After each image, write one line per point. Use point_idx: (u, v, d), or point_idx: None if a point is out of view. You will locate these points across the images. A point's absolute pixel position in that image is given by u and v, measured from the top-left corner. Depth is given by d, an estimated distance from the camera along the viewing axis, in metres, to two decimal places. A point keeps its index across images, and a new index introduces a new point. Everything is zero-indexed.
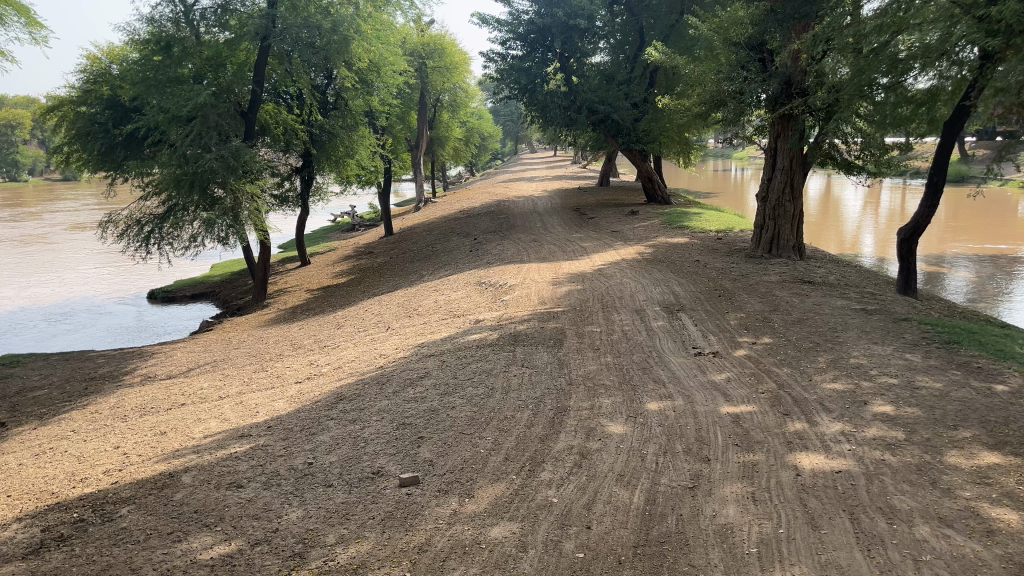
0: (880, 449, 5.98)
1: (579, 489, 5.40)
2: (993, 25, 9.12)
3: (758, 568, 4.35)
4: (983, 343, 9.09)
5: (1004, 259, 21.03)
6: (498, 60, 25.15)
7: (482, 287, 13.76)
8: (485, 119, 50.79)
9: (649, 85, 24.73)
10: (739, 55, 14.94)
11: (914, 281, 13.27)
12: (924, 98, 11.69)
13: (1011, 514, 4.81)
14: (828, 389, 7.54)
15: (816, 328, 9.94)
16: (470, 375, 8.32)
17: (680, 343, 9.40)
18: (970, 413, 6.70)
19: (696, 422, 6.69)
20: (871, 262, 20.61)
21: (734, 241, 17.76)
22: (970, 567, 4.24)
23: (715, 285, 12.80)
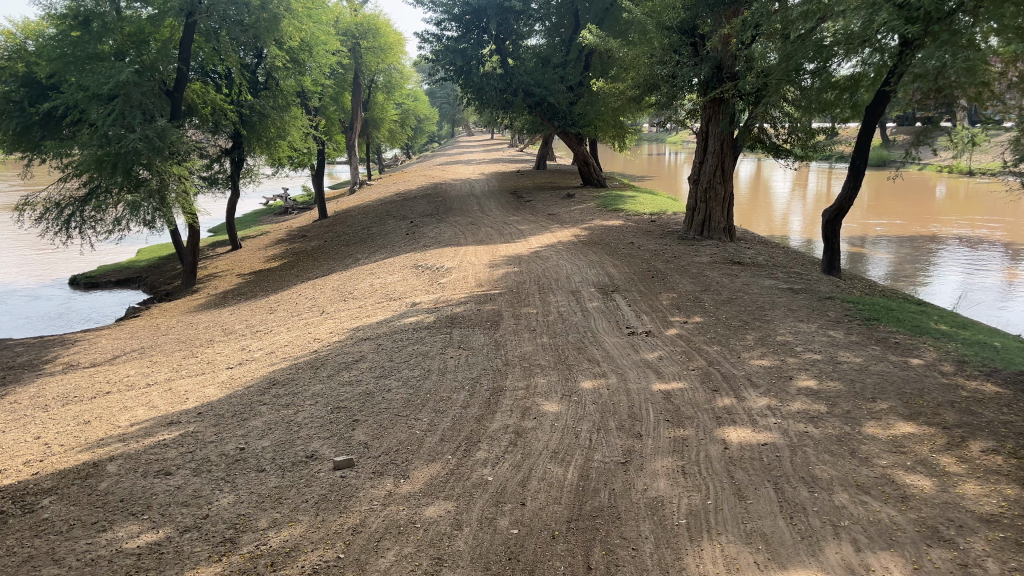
0: (803, 422, 6.19)
1: (514, 466, 5.46)
2: (913, 12, 9.51)
3: (687, 537, 4.48)
4: (900, 320, 9.49)
5: (922, 240, 21.93)
6: (433, 41, 24.67)
7: (419, 270, 13.72)
8: (421, 100, 50.40)
9: (585, 68, 25.15)
10: (671, 39, 15.20)
11: (838, 261, 13.71)
12: (847, 84, 12.05)
13: (924, 480, 5.05)
14: (755, 365, 7.78)
15: (744, 307, 10.22)
16: (406, 357, 8.28)
17: (614, 323, 9.54)
18: (887, 386, 6.99)
19: (629, 399, 6.83)
20: (799, 243, 21.24)
21: (667, 224, 18.06)
22: (885, 531, 4.43)
23: (648, 266, 13.01)
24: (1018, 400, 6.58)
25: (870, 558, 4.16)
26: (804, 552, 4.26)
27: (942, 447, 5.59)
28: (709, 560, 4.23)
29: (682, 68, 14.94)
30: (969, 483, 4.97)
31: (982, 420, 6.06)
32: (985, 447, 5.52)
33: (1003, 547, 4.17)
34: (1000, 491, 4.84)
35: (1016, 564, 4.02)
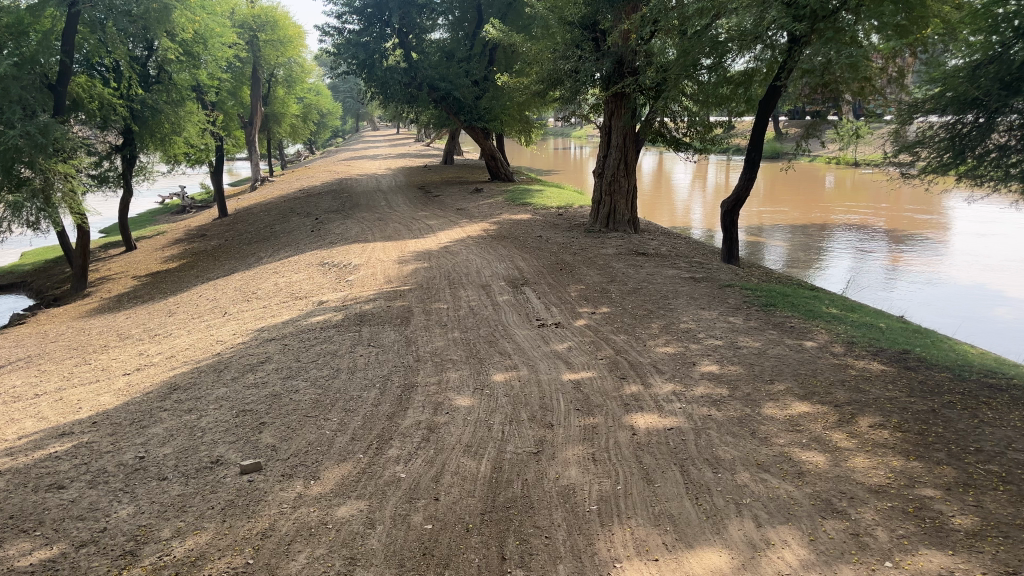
0: (707, 406, 6.42)
1: (427, 462, 5.44)
2: (800, 10, 9.96)
3: (599, 523, 4.57)
4: (794, 305, 9.94)
5: (814, 228, 22.95)
6: (334, 34, 24.20)
7: (326, 268, 13.46)
8: (323, 95, 49.34)
9: (489, 63, 25.23)
10: (573, 34, 15.41)
11: (737, 250, 14.20)
12: (741, 79, 12.54)
13: (818, 456, 5.32)
14: (661, 352, 7.99)
15: (649, 297, 10.48)
16: (314, 357, 8.12)
17: (524, 316, 9.62)
18: (784, 367, 7.32)
19: (540, 390, 6.91)
20: (700, 234, 21.88)
21: (573, 217, 18.33)
22: (783, 506, 4.64)
23: (556, 259, 13.16)
24: (902, 377, 7.00)
25: (770, 533, 4.35)
26: (709, 530, 4.41)
27: (834, 424, 5.89)
28: (620, 543, 4.33)
29: (585, 63, 15.20)
30: (858, 457, 5.25)
31: (869, 397, 6.42)
32: (873, 423, 5.85)
33: (891, 516, 4.41)
34: (887, 463, 5.13)
35: (903, 530, 4.24)
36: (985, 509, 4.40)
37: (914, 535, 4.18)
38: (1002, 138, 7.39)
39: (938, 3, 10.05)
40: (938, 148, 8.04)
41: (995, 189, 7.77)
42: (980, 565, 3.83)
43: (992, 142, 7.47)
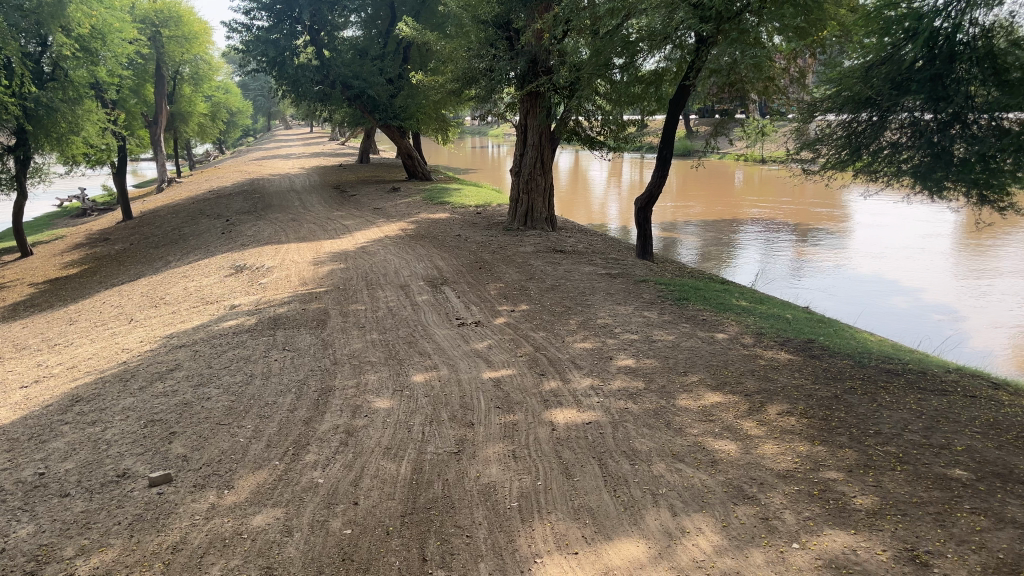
0: (624, 399, 6.54)
1: (345, 467, 5.36)
2: (706, 11, 10.25)
3: (519, 519, 4.60)
4: (706, 299, 10.23)
5: (724, 223, 23.64)
6: (242, 31, 23.51)
7: (238, 271, 13.10)
8: (232, 92, 47.97)
9: (403, 61, 25.04)
10: (487, 33, 15.43)
11: (651, 246, 14.50)
12: (652, 78, 12.83)
13: (729, 444, 5.50)
14: (579, 348, 8.10)
15: (567, 294, 10.60)
16: (226, 363, 7.89)
17: (444, 315, 9.59)
18: (697, 359, 7.53)
19: (460, 389, 6.90)
20: (616, 231, 22.22)
21: (491, 215, 18.37)
22: (698, 495, 4.78)
23: (475, 258, 13.16)
24: (807, 365, 7.30)
25: (686, 521, 4.46)
26: (627, 522, 4.50)
27: (745, 412, 6.09)
28: (540, 539, 4.37)
29: (499, 62, 15.25)
30: (767, 444, 5.45)
31: (778, 386, 6.67)
32: (781, 410, 6.07)
33: (798, 499, 4.59)
34: (794, 448, 5.34)
35: (809, 512, 4.42)
36: (884, 488, 4.62)
37: (820, 517, 4.36)
38: (894, 136, 7.67)
39: (834, 6, 10.50)
40: (836, 145, 8.33)
41: (888, 183, 7.96)
42: (880, 542, 4.02)
43: (885, 139, 7.74)
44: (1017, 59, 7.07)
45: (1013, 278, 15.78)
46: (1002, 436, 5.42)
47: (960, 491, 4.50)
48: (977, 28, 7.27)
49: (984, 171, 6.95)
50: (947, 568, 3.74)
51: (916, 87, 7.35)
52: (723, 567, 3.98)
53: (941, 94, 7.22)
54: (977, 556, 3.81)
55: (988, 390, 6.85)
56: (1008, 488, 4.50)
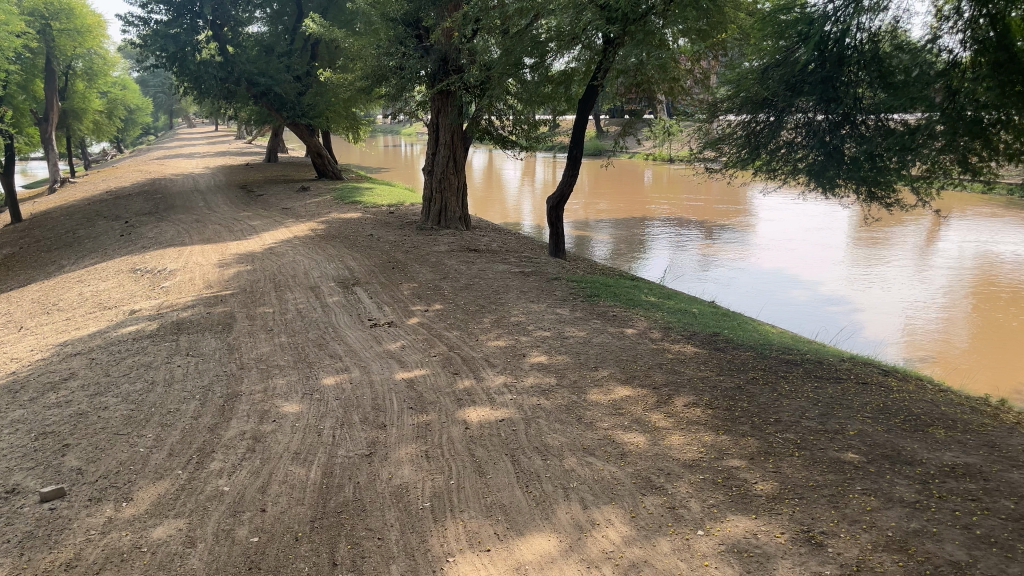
0: (536, 395, 6.60)
1: (252, 473, 5.22)
2: (613, 13, 10.44)
3: (432, 519, 4.58)
4: (616, 295, 10.44)
5: (635, 221, 24.13)
6: (139, 25, 22.49)
7: (138, 275, 12.57)
8: (130, 89, 46.02)
9: (311, 58, 24.56)
10: (396, 31, 15.29)
11: (563, 244, 14.64)
12: (561, 78, 12.98)
13: (638, 437, 5.62)
14: (492, 346, 8.12)
15: (481, 292, 10.62)
16: (125, 371, 7.56)
17: (355, 317, 9.45)
18: (607, 354, 7.66)
19: (372, 391, 6.82)
20: (530, 230, 22.35)
21: (405, 215, 18.23)
22: (607, 487, 4.86)
23: (387, 258, 13.02)
24: (712, 357, 7.53)
25: (595, 513, 4.54)
26: (538, 517, 4.54)
27: (653, 405, 6.24)
28: (452, 538, 4.36)
29: (409, 60, 15.13)
30: (674, 435, 5.59)
31: (684, 378, 6.86)
32: (688, 402, 6.25)
33: (703, 487, 4.73)
34: (700, 438, 5.50)
35: (713, 500, 4.57)
36: (782, 474, 4.81)
37: (723, 503, 4.51)
38: (790, 135, 8.00)
39: (734, 10, 10.86)
40: (736, 145, 8.53)
41: (785, 182, 8.29)
42: (778, 525, 4.18)
43: (782, 139, 8.06)
44: (902, 63, 7.45)
45: (902, 270, 16.66)
46: (892, 420, 5.72)
47: (852, 473, 4.73)
48: (864, 33, 7.67)
49: (872, 169, 7.31)
50: (840, 547, 3.91)
51: (809, 89, 7.73)
52: (631, 556, 4.06)
53: (831, 95, 7.60)
54: (868, 534, 3.99)
55: (878, 377, 7.23)
56: (896, 468, 4.75)
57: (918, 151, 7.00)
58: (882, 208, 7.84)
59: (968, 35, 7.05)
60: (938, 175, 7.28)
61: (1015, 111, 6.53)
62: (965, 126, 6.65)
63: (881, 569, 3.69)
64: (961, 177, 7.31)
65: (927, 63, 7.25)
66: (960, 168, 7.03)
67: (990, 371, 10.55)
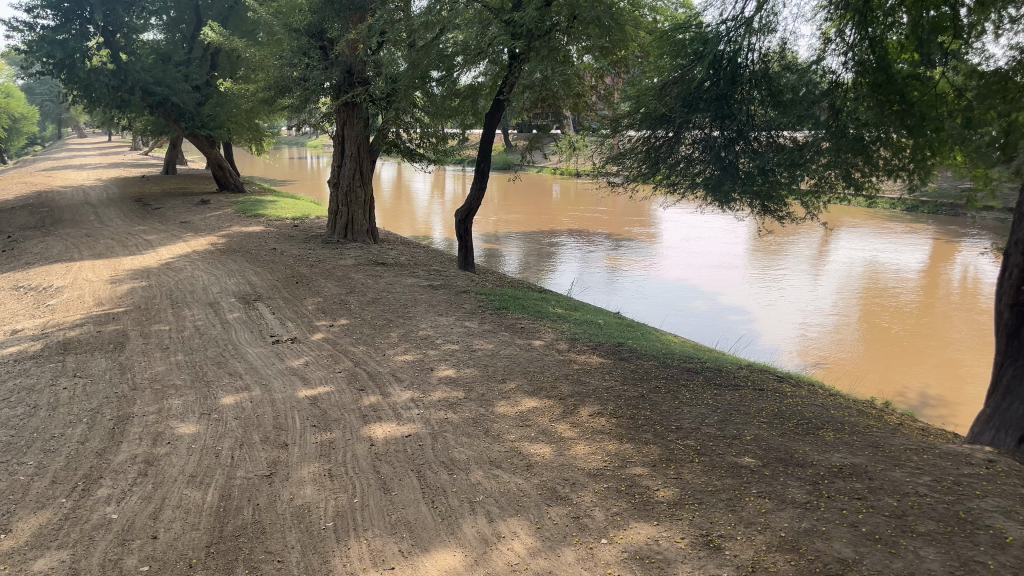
0: (443, 409, 6.55)
1: (144, 499, 4.98)
2: (517, 28, 10.61)
3: (334, 540, 4.47)
4: (524, 307, 10.52)
5: (543, 234, 24.43)
6: (24, 29, 21.30)
7: (20, 292, 11.85)
8: (15, 97, 43.65)
9: (211, 67, 23.91)
10: (299, 42, 15.05)
11: (472, 257, 14.63)
12: (468, 92, 12.93)
13: (544, 448, 5.66)
14: (399, 360, 8.04)
15: (388, 306, 10.51)
16: (5, 395, 7.09)
17: (256, 333, 9.18)
18: (514, 366, 7.70)
19: (274, 410, 6.62)
20: (441, 243, 22.28)
21: (310, 228, 17.88)
22: (513, 499, 4.87)
23: (292, 272, 12.74)
24: (617, 367, 7.67)
25: (501, 526, 4.53)
26: (443, 532, 4.50)
27: (559, 416, 6.29)
28: (356, 557, 4.27)
29: (313, 72, 14.90)
30: (579, 445, 5.66)
31: (590, 388, 6.95)
32: (593, 412, 6.33)
33: (607, 496, 4.79)
34: (603, 447, 5.58)
35: (616, 508, 4.63)
36: (683, 480, 4.92)
37: (626, 511, 4.57)
38: (688, 151, 8.22)
39: (634, 28, 11.18)
40: (637, 160, 8.66)
41: (684, 196, 8.53)
42: (679, 531, 4.27)
43: (680, 154, 8.28)
44: (790, 82, 7.78)
45: (797, 280, 17.45)
46: (785, 424, 5.95)
47: (749, 477, 4.88)
48: (755, 54, 8.04)
49: (764, 184, 7.64)
50: (737, 549, 4.03)
51: (705, 105, 7.99)
52: (536, 568, 4.07)
53: (725, 113, 7.89)
54: (763, 536, 4.12)
55: (773, 382, 7.53)
56: (789, 471, 4.93)
57: (806, 166, 7.35)
58: (774, 221, 8.18)
59: (849, 58, 7.44)
60: (824, 189, 7.71)
61: (892, 130, 6.99)
62: (848, 143, 7.04)
63: (775, 569, 3.81)
64: (845, 192, 7.76)
65: (813, 83, 7.59)
66: (844, 182, 7.46)
67: (877, 375, 11.13)
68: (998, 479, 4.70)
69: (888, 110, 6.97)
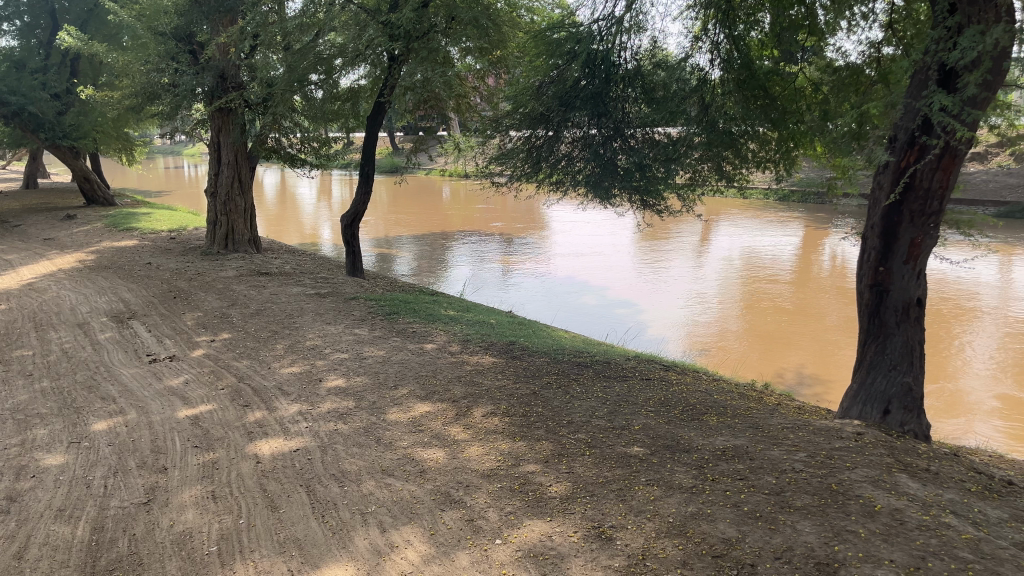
0: (333, 420, 6.38)
1: (6, 539, 4.61)
2: (395, 30, 10.55)
3: (218, 565, 4.27)
4: (415, 311, 10.43)
5: (433, 236, 24.34)
6: None
7: None
8: None
9: (71, 75, 22.46)
10: (167, 46, 14.34)
11: (360, 263, 14.34)
12: (348, 95, 12.59)
13: (437, 452, 5.60)
14: (286, 373, 7.79)
15: (273, 317, 10.18)
16: None
17: (131, 353, 8.69)
18: (406, 371, 7.60)
19: (151, 433, 6.28)
20: (329, 249, 21.79)
21: (188, 240, 17.11)
22: (406, 507, 4.79)
23: (169, 287, 12.16)
24: (509, 366, 7.69)
25: (394, 535, 4.45)
26: (334, 547, 4.37)
27: (452, 419, 6.24)
28: None
29: (183, 77, 14.24)
30: (473, 446, 5.63)
31: (482, 389, 6.93)
32: (485, 412, 6.32)
33: (500, 495, 4.79)
34: (497, 447, 5.57)
35: (510, 507, 4.63)
36: (575, 474, 4.97)
37: (520, 510, 4.58)
38: (568, 148, 8.34)
39: (512, 29, 11.31)
40: (519, 160, 8.67)
41: (566, 194, 8.65)
42: (571, 525, 4.31)
43: (560, 152, 8.37)
44: (662, 79, 8.03)
45: (680, 271, 18.06)
46: (671, 412, 6.12)
47: (638, 466, 4.98)
48: (628, 52, 8.22)
49: (642, 179, 7.83)
50: (627, 538, 4.10)
51: (581, 104, 8.12)
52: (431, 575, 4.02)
53: (601, 110, 8.06)
54: (652, 523, 4.21)
55: (659, 372, 7.74)
56: (675, 457, 5.07)
57: (680, 160, 7.62)
58: (653, 215, 8.40)
59: (715, 55, 7.76)
60: (698, 183, 7.90)
61: (757, 123, 7.34)
62: (717, 137, 7.34)
63: (664, 554, 3.90)
64: (719, 183, 7.98)
65: (684, 80, 7.89)
66: (716, 175, 7.71)
67: (758, 358, 11.63)
68: (866, 450, 4.99)
69: (754, 105, 7.32)
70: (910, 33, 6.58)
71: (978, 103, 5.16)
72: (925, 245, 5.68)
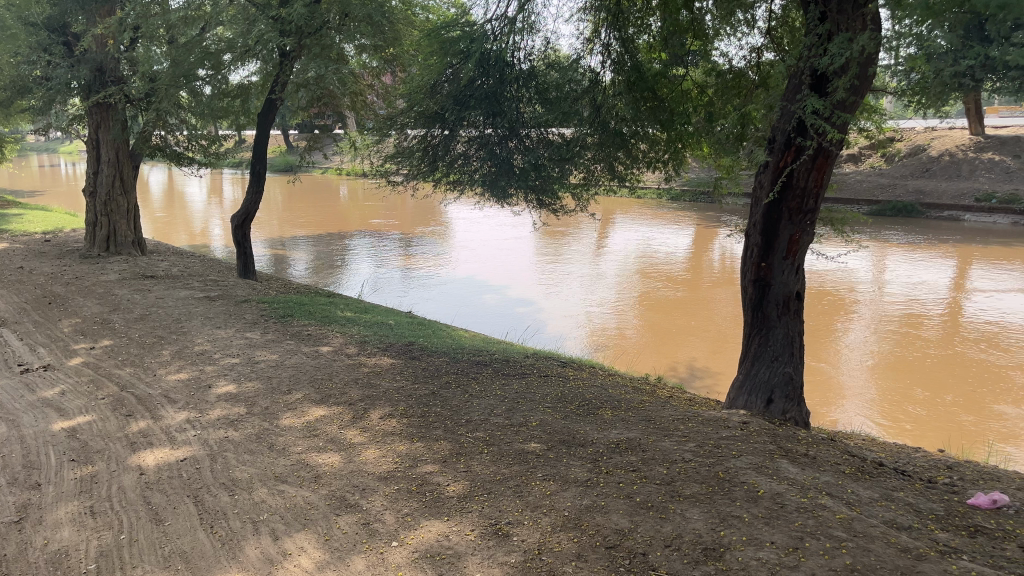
0: (223, 428, 6.16)
1: None
2: (286, 26, 10.29)
3: None
4: (310, 313, 10.18)
5: (330, 236, 23.83)
6: None
7: None
8: None
9: None
10: (38, 36, 13.50)
11: (252, 264, 13.89)
12: (238, 92, 12.09)
13: (333, 456, 5.49)
14: (172, 380, 7.46)
15: (159, 322, 9.73)
16: None
17: (0, 363, 8.11)
18: (301, 375, 7.42)
19: (22, 448, 5.88)
20: (222, 250, 21.06)
21: (64, 243, 16.15)
22: (300, 513, 4.67)
23: (43, 292, 11.44)
24: (407, 367, 7.61)
25: (287, 543, 4.33)
26: (224, 558, 4.22)
27: (348, 422, 6.12)
28: None
29: (56, 70, 13.44)
30: (369, 449, 5.55)
31: (379, 391, 6.83)
32: (383, 414, 6.23)
33: (397, 497, 4.74)
34: (394, 449, 5.50)
35: (407, 509, 4.58)
36: (473, 472, 4.98)
37: (417, 511, 4.54)
38: (463, 147, 8.29)
39: (407, 27, 11.19)
40: (415, 159, 8.59)
41: (462, 193, 8.65)
42: (468, 523, 4.31)
43: (456, 150, 8.31)
44: (554, 80, 8.18)
45: (578, 270, 18.34)
46: (568, 408, 6.21)
47: (535, 462, 5.03)
48: (521, 52, 8.27)
49: (537, 178, 7.97)
50: (523, 534, 4.13)
51: (475, 103, 8.07)
52: None
53: (496, 110, 8.02)
54: (548, 517, 4.26)
55: (557, 368, 7.84)
56: (571, 452, 5.14)
57: (574, 159, 7.89)
58: (548, 213, 8.54)
59: (606, 57, 7.93)
60: (592, 182, 8.14)
61: (646, 125, 7.60)
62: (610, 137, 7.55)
63: (559, 548, 3.95)
64: (611, 183, 8.21)
65: (576, 81, 8.09)
66: (609, 175, 7.95)
67: (653, 353, 11.96)
68: (750, 438, 5.20)
69: (643, 106, 7.57)
70: (786, 39, 6.95)
71: (846, 107, 5.45)
72: (803, 241, 5.97)
